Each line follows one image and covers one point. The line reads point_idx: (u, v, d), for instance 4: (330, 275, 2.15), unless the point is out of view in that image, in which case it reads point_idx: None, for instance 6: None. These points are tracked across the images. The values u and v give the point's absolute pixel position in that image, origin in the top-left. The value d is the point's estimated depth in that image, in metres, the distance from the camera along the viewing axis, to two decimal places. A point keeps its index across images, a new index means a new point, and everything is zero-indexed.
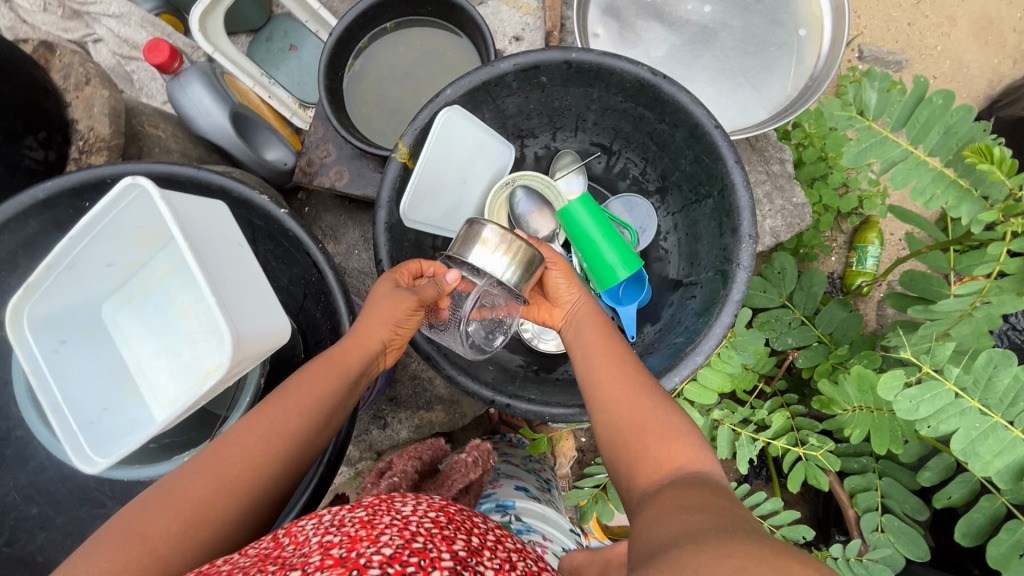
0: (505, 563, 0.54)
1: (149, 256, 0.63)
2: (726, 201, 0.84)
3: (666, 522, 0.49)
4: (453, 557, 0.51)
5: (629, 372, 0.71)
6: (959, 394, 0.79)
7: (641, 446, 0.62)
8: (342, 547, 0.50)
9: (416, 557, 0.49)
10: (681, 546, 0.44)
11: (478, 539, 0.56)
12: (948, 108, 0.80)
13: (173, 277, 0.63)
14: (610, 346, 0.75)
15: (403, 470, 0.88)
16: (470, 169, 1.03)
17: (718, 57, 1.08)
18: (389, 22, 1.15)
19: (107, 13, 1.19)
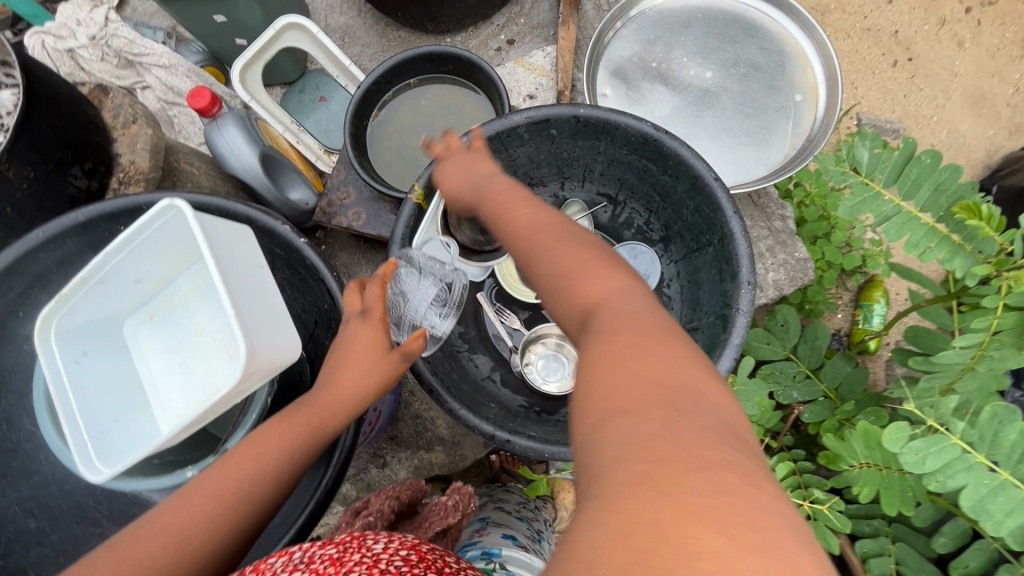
0: None
1: (175, 275, 0.67)
2: (726, 248, 0.88)
3: (619, 424, 0.41)
4: None
5: (591, 254, 0.57)
6: (966, 450, 0.78)
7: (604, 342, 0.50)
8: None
9: None
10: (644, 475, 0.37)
11: None
12: (936, 167, 0.84)
13: (194, 295, 0.67)
14: (572, 237, 0.60)
15: (379, 509, 0.85)
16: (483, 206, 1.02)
17: (720, 118, 1.15)
18: (413, 79, 1.25)
19: (158, 63, 1.31)
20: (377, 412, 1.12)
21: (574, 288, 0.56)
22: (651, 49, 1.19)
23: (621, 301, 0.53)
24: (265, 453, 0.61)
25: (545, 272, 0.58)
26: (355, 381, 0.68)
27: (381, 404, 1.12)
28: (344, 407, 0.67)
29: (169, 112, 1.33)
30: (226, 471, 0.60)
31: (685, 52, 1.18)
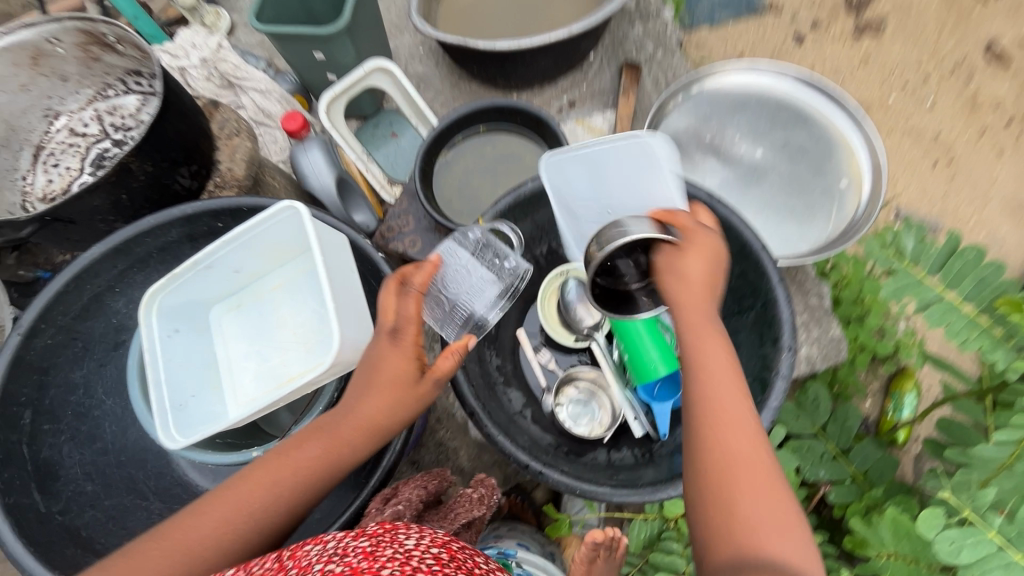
0: None
1: (261, 273, 0.78)
2: (769, 313, 0.91)
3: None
4: None
5: (733, 376, 0.69)
6: (1003, 546, 0.77)
7: (732, 494, 0.63)
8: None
9: None
10: None
11: None
12: (980, 262, 0.87)
13: (276, 292, 0.78)
14: (722, 351, 0.71)
15: (410, 497, 0.89)
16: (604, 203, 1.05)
17: (766, 194, 1.22)
18: (482, 125, 1.35)
19: (255, 87, 1.45)
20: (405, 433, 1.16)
21: (719, 425, 0.67)
22: (706, 124, 1.28)
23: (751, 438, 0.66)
24: (288, 467, 0.68)
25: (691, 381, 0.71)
26: (378, 415, 0.70)
27: None
28: (363, 432, 0.70)
29: (256, 130, 1.46)
30: (260, 474, 0.67)
31: (739, 130, 1.27)
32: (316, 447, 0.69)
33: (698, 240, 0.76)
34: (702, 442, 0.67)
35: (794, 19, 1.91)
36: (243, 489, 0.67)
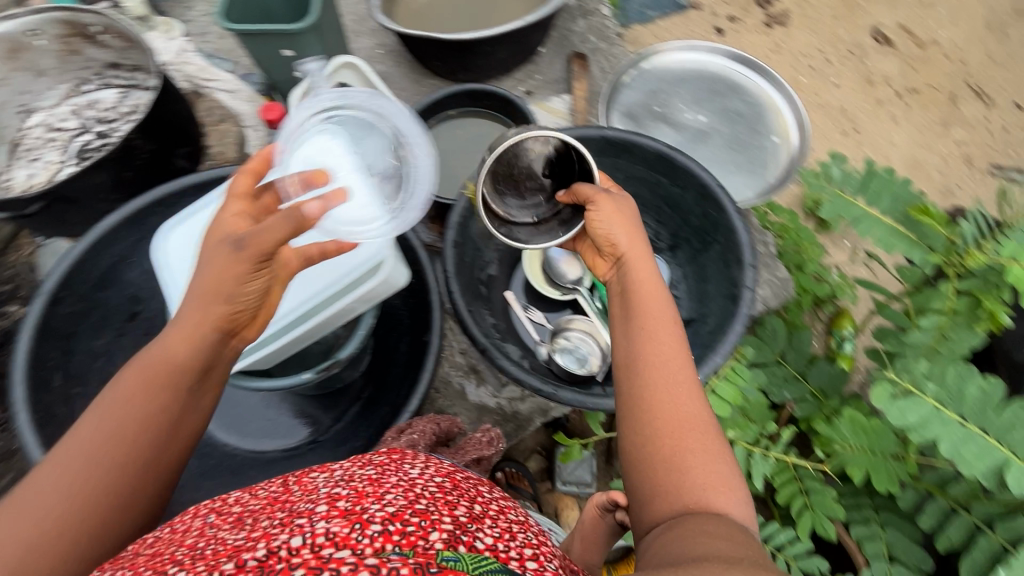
0: (503, 530, 0.76)
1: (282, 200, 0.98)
2: (730, 242, 1.06)
3: (692, 542, 0.61)
4: (453, 521, 0.72)
5: (676, 355, 0.79)
6: (938, 407, 0.92)
7: (681, 459, 0.71)
8: (345, 503, 0.71)
9: (420, 513, 0.71)
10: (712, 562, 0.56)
11: (480, 509, 0.79)
12: (892, 180, 1.04)
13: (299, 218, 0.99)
14: (676, 350, 0.80)
15: (423, 429, 0.99)
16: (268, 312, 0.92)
17: (713, 153, 1.38)
18: (453, 111, 1.44)
19: (223, 88, 1.49)
20: None
21: (662, 400, 0.75)
22: (654, 96, 1.43)
23: (705, 438, 0.73)
24: (111, 424, 0.68)
25: (638, 356, 0.80)
26: (175, 349, 0.71)
27: None
28: (188, 361, 0.72)
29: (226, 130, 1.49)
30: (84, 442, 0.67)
31: (683, 100, 1.43)
32: (135, 399, 0.69)
33: (603, 225, 0.89)
34: (660, 418, 0.75)
35: (713, 14, 2.12)
36: (156, 388, 0.70)
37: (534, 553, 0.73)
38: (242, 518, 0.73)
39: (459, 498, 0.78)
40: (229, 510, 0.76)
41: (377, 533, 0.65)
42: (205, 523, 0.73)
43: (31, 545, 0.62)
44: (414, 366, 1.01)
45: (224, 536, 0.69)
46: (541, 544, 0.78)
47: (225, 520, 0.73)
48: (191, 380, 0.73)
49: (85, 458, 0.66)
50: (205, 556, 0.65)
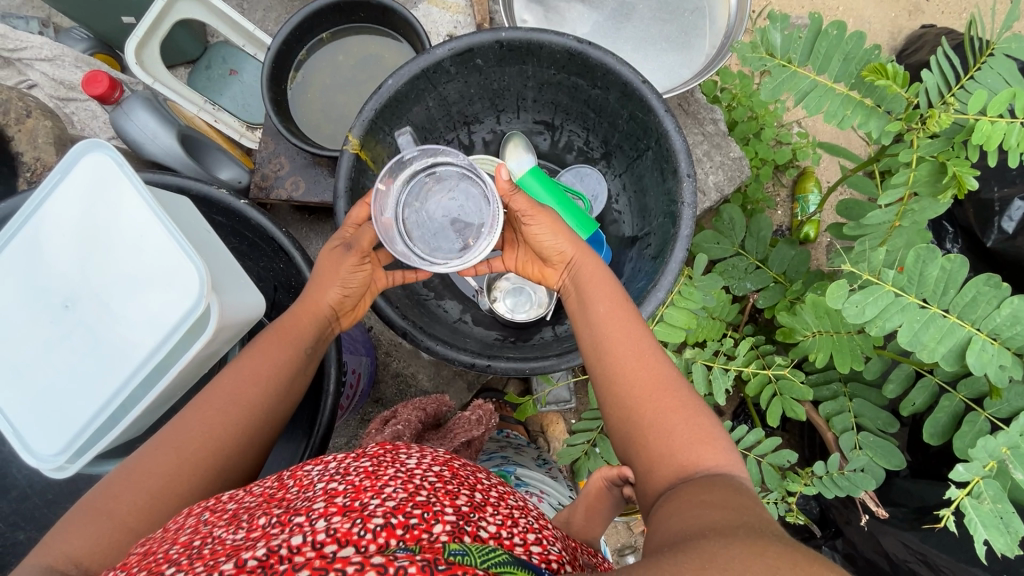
0: (506, 517, 0.57)
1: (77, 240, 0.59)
2: (664, 148, 0.90)
3: (689, 517, 0.53)
4: (455, 511, 0.53)
5: (630, 326, 0.73)
6: (899, 294, 0.86)
7: (654, 428, 0.65)
8: (347, 496, 0.52)
9: (419, 509, 0.51)
10: (709, 538, 0.48)
11: (481, 496, 0.58)
12: (842, 37, 0.87)
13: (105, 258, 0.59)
14: (629, 324, 0.74)
15: (407, 418, 0.93)
16: (71, 419, 0.57)
17: (639, 28, 1.16)
18: (325, 33, 1.18)
19: (40, 57, 1.20)
20: (356, 373, 1.14)
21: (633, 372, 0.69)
22: None
23: (682, 402, 0.66)
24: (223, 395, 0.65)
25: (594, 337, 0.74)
26: (274, 363, 0.68)
27: (356, 364, 1.13)
28: (315, 321, 0.73)
29: (65, 110, 1.23)
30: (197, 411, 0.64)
31: None
32: (276, 354, 0.69)
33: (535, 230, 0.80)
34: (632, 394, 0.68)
35: None
36: (275, 350, 0.69)
37: (539, 536, 0.56)
38: (238, 513, 0.53)
39: (461, 489, 0.58)
40: (225, 506, 0.55)
41: (379, 527, 0.48)
42: (201, 519, 0.55)
43: (153, 499, 0.59)
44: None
45: (222, 535, 0.50)
46: (544, 527, 0.60)
47: (217, 516, 0.54)
48: (304, 346, 0.71)
49: (196, 425, 0.63)
50: (200, 558, 0.47)
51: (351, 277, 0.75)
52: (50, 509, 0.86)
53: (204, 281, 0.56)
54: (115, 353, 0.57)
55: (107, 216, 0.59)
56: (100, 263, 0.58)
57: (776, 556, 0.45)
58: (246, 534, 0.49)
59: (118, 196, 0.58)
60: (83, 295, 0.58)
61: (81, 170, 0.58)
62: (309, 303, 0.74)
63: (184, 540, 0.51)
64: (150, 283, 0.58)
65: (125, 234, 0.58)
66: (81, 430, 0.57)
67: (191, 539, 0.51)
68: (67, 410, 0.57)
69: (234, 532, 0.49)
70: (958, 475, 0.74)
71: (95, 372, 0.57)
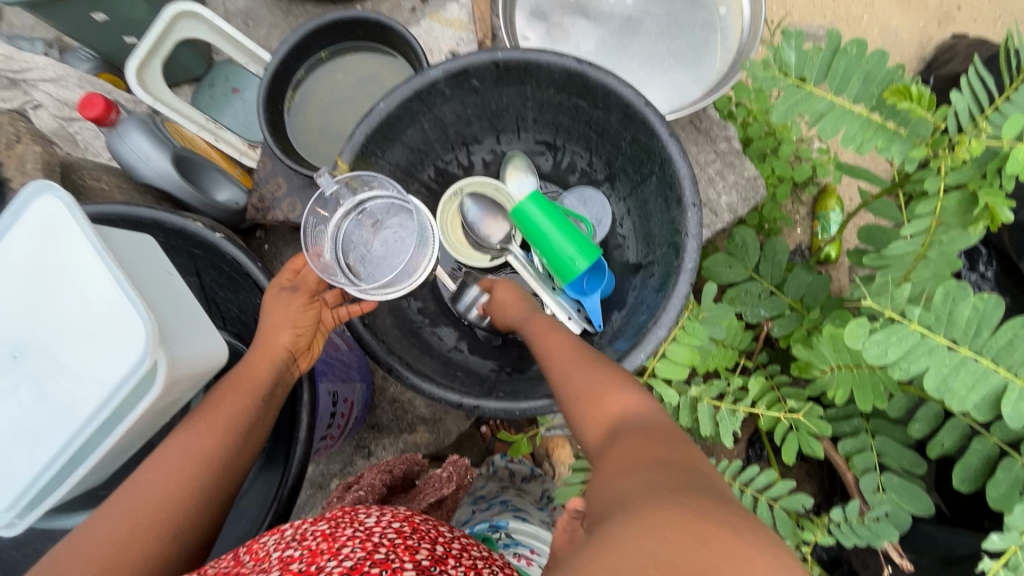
0: (470, 571, 0.51)
1: (31, 285, 0.56)
2: (668, 174, 0.85)
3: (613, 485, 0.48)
4: (416, 566, 0.48)
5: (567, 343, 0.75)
6: (925, 333, 0.79)
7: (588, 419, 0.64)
8: (302, 561, 0.48)
9: (378, 567, 0.47)
10: (615, 517, 0.43)
11: (443, 548, 0.53)
12: (863, 56, 0.80)
13: (58, 303, 0.55)
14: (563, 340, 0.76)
15: (370, 482, 0.86)
16: (11, 479, 0.54)
17: (647, 44, 1.11)
18: (323, 51, 1.16)
19: (44, 78, 1.21)
20: (349, 402, 1.10)
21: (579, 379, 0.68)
22: None
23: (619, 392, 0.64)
24: (179, 452, 0.62)
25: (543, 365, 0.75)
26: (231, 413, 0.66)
27: (349, 393, 1.10)
28: (272, 364, 0.71)
29: (69, 130, 1.23)
30: (153, 470, 0.60)
31: None
32: (231, 399, 0.67)
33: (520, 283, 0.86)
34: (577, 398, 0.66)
35: None
36: (231, 399, 0.67)
37: None
38: None
39: (423, 542, 0.52)
40: None
41: None
42: None
43: (103, 570, 0.54)
44: (292, 409, 0.81)
45: None
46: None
47: None
48: (262, 393, 0.69)
49: (148, 486, 0.59)
50: None
51: (300, 314, 0.74)
52: (26, 548, 0.83)
53: (150, 334, 0.53)
54: (65, 405, 0.54)
55: (56, 262, 0.56)
56: (52, 311, 0.55)
57: (687, 514, 0.41)
58: None
59: (69, 240, 0.56)
60: (30, 344, 0.55)
61: (35, 212, 0.56)
62: (265, 346, 0.72)
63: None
64: (99, 334, 0.55)
65: (75, 281, 0.55)
66: (23, 491, 0.53)
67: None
68: (17, 466, 0.54)
69: None
70: (993, 545, 0.66)
71: (39, 428, 0.54)
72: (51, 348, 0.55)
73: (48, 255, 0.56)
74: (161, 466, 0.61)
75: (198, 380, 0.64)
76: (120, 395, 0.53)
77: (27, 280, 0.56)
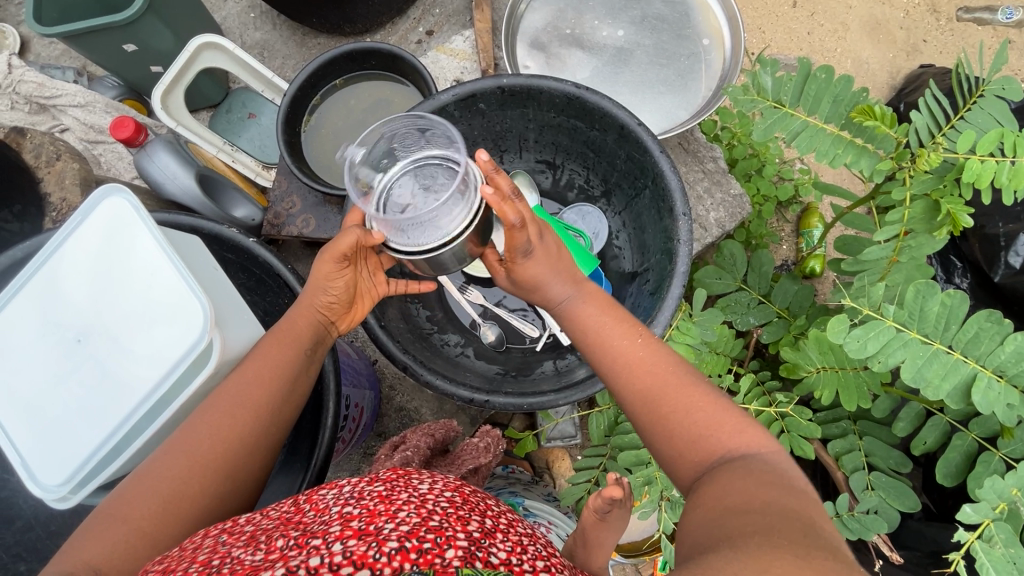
0: (515, 545, 0.54)
1: (99, 276, 0.64)
2: (660, 187, 0.93)
3: (722, 525, 0.54)
4: (467, 538, 0.51)
5: (626, 323, 0.76)
6: (901, 329, 0.85)
7: (664, 410, 0.68)
8: (361, 520, 0.51)
9: (433, 534, 0.50)
10: (721, 551, 0.50)
11: (492, 523, 0.56)
12: (830, 81, 0.89)
13: (121, 293, 0.63)
14: (621, 327, 0.76)
15: (416, 444, 0.92)
16: (77, 450, 0.62)
17: (637, 73, 1.21)
18: (338, 79, 1.25)
19: (74, 104, 1.28)
20: (359, 407, 1.14)
21: (653, 363, 0.71)
22: (563, 17, 1.24)
23: (707, 397, 0.68)
24: (231, 398, 0.64)
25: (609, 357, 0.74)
26: (271, 368, 0.67)
27: (359, 398, 1.14)
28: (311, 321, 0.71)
29: (93, 151, 1.30)
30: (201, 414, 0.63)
31: (596, 15, 1.24)
32: (274, 347, 0.68)
33: (534, 271, 0.77)
34: (644, 379, 0.70)
35: None
36: (276, 350, 0.68)
37: (549, 565, 0.53)
38: (255, 535, 0.53)
39: (471, 514, 0.55)
40: (241, 529, 0.55)
41: (395, 550, 0.47)
42: (218, 541, 0.54)
43: (164, 503, 0.58)
44: (316, 402, 0.86)
45: (241, 555, 0.50)
46: (553, 555, 0.57)
47: (234, 539, 0.53)
48: (304, 346, 0.70)
49: (203, 428, 0.62)
50: None
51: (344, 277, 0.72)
52: (54, 542, 0.87)
53: (207, 319, 0.61)
54: (127, 384, 0.62)
55: (119, 257, 0.64)
56: (116, 300, 0.63)
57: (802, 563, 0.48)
58: (265, 555, 0.49)
59: (131, 240, 0.64)
60: (94, 331, 0.63)
61: (102, 211, 0.64)
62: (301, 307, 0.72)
63: (202, 560, 0.51)
64: (156, 321, 0.62)
65: (137, 273, 0.63)
66: (85, 461, 0.61)
67: (209, 559, 0.51)
68: (84, 436, 0.62)
69: (252, 556, 0.49)
70: (968, 517, 0.72)
71: (102, 405, 0.62)
72: (115, 334, 0.63)
73: (114, 250, 0.64)
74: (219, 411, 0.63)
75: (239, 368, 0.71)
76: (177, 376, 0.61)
77: (95, 271, 0.64)
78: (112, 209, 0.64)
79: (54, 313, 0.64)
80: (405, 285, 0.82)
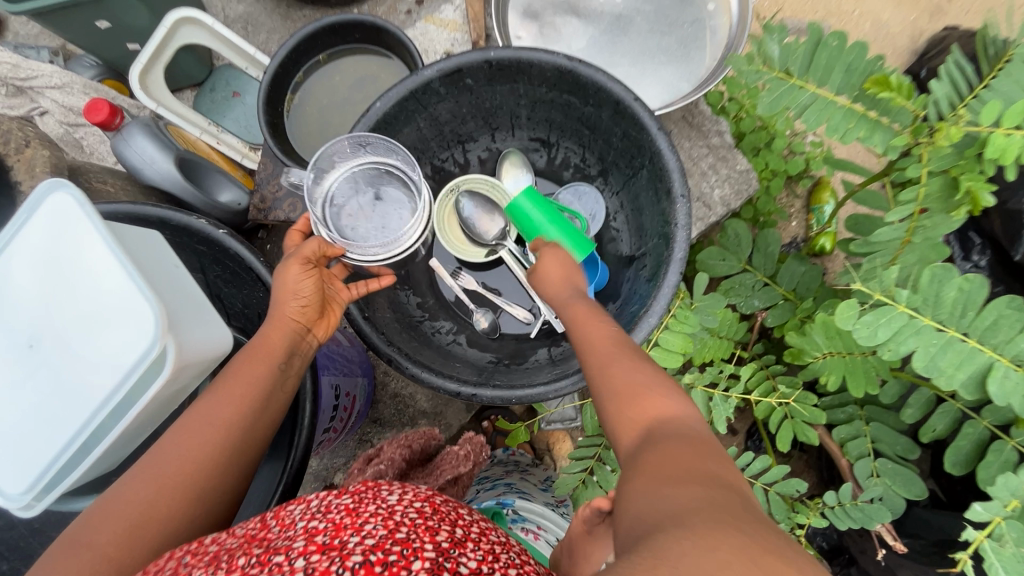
0: (488, 555, 0.51)
1: (48, 276, 0.60)
2: (657, 167, 0.87)
3: (659, 494, 0.50)
4: (435, 548, 0.49)
5: (594, 316, 0.77)
6: (912, 316, 0.80)
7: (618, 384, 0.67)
8: (326, 535, 0.49)
9: (399, 546, 0.48)
10: (668, 530, 0.46)
11: (462, 531, 0.53)
12: (843, 48, 0.82)
13: (72, 294, 0.60)
14: (595, 319, 0.76)
15: (391, 457, 0.89)
16: (37, 459, 0.59)
17: (637, 41, 1.13)
18: (321, 54, 1.19)
19: (50, 85, 1.23)
20: (351, 396, 1.12)
21: (601, 346, 0.72)
22: None
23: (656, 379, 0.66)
24: (204, 417, 0.64)
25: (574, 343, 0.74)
26: (246, 385, 0.67)
27: (351, 386, 1.12)
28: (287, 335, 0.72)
29: (74, 135, 1.28)
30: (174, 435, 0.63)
31: None
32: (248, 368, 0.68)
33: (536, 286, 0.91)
34: (593, 356, 0.72)
35: None
36: (249, 368, 0.68)
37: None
38: (218, 555, 0.51)
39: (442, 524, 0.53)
40: (206, 548, 0.53)
41: (358, 565, 0.45)
42: (182, 563, 0.53)
43: (132, 528, 0.57)
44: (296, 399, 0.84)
45: None
46: (528, 564, 0.54)
47: (197, 560, 0.52)
48: (276, 363, 0.70)
49: (174, 448, 0.62)
50: None
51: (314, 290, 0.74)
52: (43, 536, 0.87)
53: (160, 322, 0.58)
54: (82, 389, 0.59)
55: (67, 256, 0.60)
56: (67, 301, 0.60)
57: (743, 536, 0.43)
58: None
59: (79, 237, 0.60)
60: (45, 334, 0.60)
61: (47, 209, 0.61)
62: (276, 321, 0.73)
63: None
64: (109, 323, 0.59)
65: (86, 274, 0.60)
66: (44, 471, 0.59)
67: None
68: (42, 445, 0.59)
69: None
70: (976, 514, 0.69)
71: (58, 411, 0.60)
72: (69, 337, 0.60)
73: (61, 248, 0.60)
74: (189, 431, 0.64)
75: (205, 368, 0.68)
76: (133, 379, 0.58)
77: (44, 272, 0.61)
78: (58, 206, 0.61)
79: (5, 317, 0.61)
80: (365, 283, 0.86)
